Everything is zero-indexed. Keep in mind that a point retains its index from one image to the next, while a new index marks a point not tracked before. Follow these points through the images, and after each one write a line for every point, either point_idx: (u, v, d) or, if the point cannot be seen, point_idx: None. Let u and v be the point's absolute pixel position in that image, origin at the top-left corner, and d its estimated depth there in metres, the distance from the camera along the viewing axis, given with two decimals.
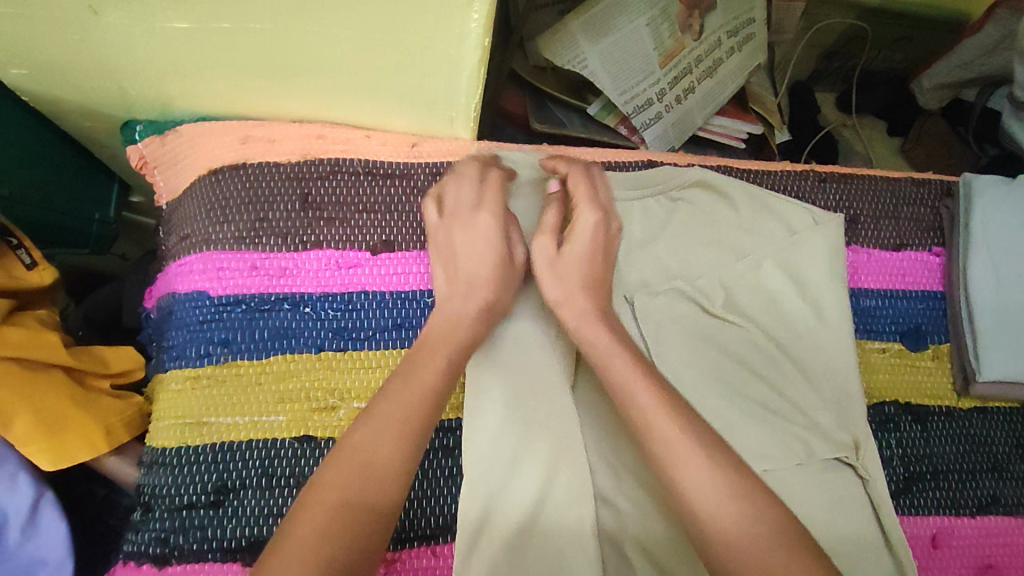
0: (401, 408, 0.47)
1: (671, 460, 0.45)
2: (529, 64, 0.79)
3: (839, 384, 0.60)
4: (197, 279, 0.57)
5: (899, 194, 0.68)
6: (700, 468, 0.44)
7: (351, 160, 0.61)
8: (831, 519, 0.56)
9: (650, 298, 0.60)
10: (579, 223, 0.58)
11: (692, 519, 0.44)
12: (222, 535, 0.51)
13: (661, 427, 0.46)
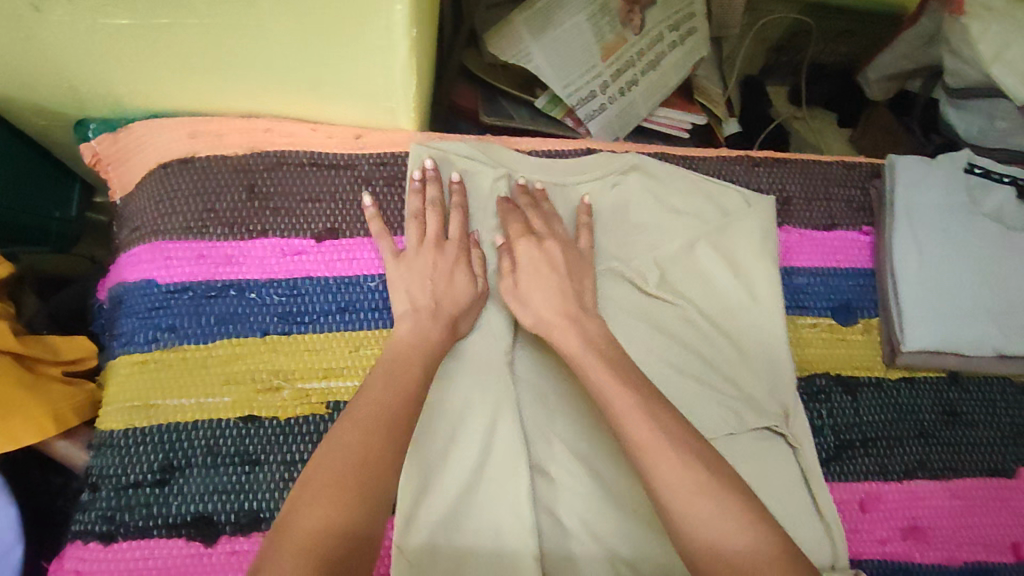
0: (384, 416, 0.46)
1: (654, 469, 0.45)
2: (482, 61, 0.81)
3: (778, 364, 0.62)
4: (146, 268, 0.59)
5: (831, 177, 0.71)
6: (687, 477, 0.44)
7: (296, 152, 0.63)
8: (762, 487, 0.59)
9: None
10: (527, 246, 0.59)
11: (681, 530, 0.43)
12: (168, 512, 0.53)
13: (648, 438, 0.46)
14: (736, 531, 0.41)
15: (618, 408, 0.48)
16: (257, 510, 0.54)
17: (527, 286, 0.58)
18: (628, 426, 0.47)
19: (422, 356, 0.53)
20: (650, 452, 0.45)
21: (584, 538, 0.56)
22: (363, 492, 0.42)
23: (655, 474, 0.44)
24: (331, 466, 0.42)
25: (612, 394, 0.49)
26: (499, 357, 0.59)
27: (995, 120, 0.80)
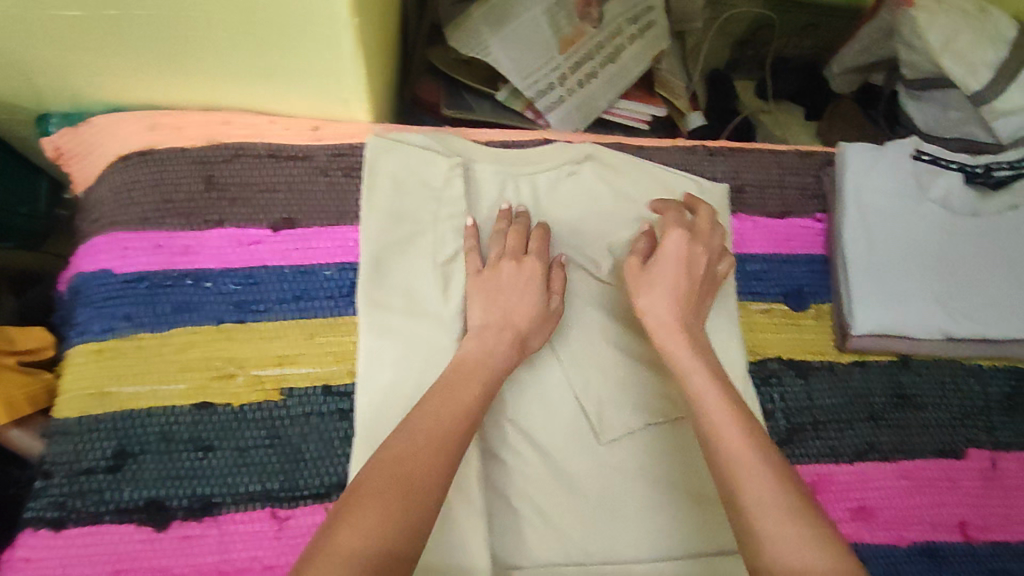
0: (435, 429, 0.46)
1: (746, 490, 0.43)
2: (447, 57, 0.81)
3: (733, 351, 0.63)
4: (103, 259, 0.59)
5: (784, 165, 0.72)
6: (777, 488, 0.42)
7: (254, 143, 0.64)
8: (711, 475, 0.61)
9: None
10: (673, 240, 0.58)
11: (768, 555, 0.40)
12: (120, 498, 0.54)
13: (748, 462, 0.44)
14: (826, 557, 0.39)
15: (717, 416, 0.48)
16: (210, 495, 0.55)
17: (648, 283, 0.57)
18: (727, 444, 0.46)
19: (490, 365, 0.52)
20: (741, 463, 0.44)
21: (534, 519, 0.58)
22: (410, 502, 0.41)
23: (749, 495, 0.43)
24: (392, 475, 0.42)
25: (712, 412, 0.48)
26: (451, 345, 0.58)
27: (949, 110, 0.81)
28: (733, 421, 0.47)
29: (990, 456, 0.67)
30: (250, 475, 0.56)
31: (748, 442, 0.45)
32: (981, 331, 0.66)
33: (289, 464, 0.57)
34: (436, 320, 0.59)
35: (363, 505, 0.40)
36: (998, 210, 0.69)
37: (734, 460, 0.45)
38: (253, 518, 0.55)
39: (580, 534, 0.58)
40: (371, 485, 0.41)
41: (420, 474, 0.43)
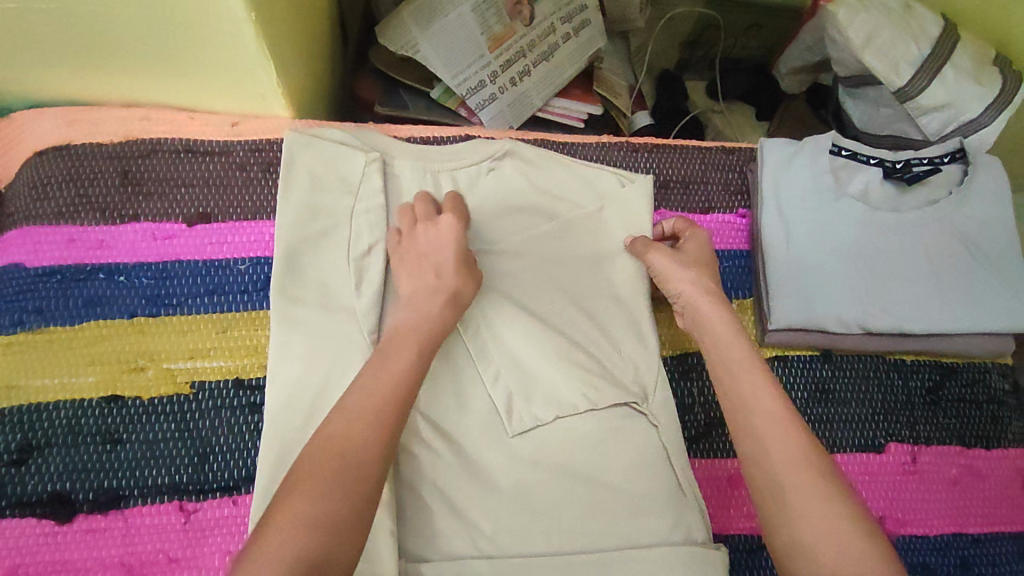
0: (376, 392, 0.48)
1: (778, 467, 0.49)
2: (388, 57, 0.81)
3: (643, 344, 0.66)
4: (15, 253, 0.60)
5: (709, 162, 0.73)
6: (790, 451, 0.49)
7: (172, 139, 0.64)
8: (628, 474, 0.60)
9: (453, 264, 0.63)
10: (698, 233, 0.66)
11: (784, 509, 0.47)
12: (23, 491, 0.54)
13: (772, 440, 0.50)
14: (821, 513, 0.46)
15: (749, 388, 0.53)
16: (116, 488, 0.55)
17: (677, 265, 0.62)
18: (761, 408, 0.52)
19: (423, 330, 0.54)
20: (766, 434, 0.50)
21: (445, 513, 0.58)
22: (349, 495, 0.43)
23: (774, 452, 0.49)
24: (333, 467, 0.44)
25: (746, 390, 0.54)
26: (363, 338, 0.59)
27: (881, 107, 0.83)
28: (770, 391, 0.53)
29: (912, 450, 0.67)
30: (157, 468, 0.56)
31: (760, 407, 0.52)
32: (898, 324, 0.66)
33: (197, 457, 0.57)
34: (349, 316, 0.60)
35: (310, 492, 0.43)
36: (919, 204, 0.70)
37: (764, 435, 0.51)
38: (160, 511, 0.55)
39: (493, 531, 0.58)
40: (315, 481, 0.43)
41: (353, 461, 0.45)
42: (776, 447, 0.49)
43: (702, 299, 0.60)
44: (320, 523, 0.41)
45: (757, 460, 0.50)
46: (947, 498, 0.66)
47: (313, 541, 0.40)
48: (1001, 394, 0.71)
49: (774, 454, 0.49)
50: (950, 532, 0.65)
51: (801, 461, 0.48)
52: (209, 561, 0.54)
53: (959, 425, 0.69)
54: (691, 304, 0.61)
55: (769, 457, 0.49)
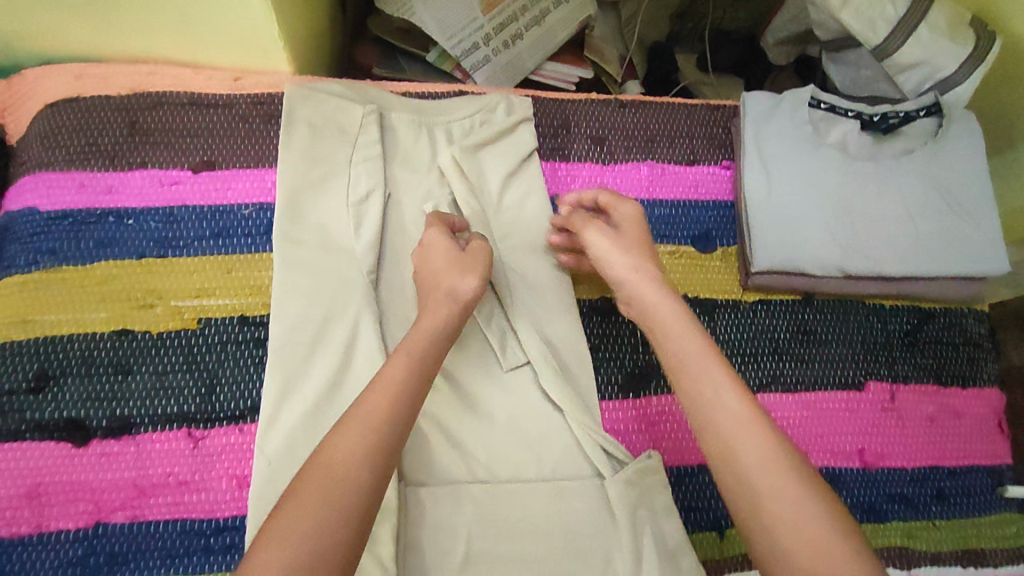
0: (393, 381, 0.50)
1: (753, 477, 0.47)
2: (387, 26, 0.85)
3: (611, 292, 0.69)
4: (30, 198, 0.62)
5: (693, 116, 0.76)
6: (764, 452, 0.47)
7: (176, 93, 0.67)
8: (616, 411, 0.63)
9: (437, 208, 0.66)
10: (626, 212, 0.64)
11: (759, 512, 0.46)
12: (41, 417, 0.57)
13: (754, 453, 0.48)
14: (798, 496, 0.45)
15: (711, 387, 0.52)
16: (128, 416, 0.58)
17: (618, 249, 0.61)
18: (724, 412, 0.50)
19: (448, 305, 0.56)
20: (735, 435, 0.49)
21: (442, 444, 0.60)
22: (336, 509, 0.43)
23: (745, 458, 0.48)
24: (322, 482, 0.44)
25: (708, 390, 0.51)
26: (362, 275, 0.62)
27: (862, 69, 0.85)
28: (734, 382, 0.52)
29: (891, 388, 0.70)
30: (166, 398, 0.59)
31: (738, 399, 0.51)
32: (876, 267, 0.69)
33: (205, 388, 0.59)
34: (348, 256, 0.63)
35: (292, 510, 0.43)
36: (894, 154, 0.72)
37: (750, 451, 0.48)
38: (170, 437, 0.58)
39: (489, 461, 0.61)
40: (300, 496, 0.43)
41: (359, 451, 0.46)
42: (750, 445, 0.48)
43: (647, 285, 0.59)
44: (306, 536, 0.41)
45: (728, 467, 0.48)
46: (925, 434, 0.69)
47: (299, 555, 0.41)
48: (976, 337, 0.74)
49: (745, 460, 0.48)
50: (927, 465, 0.68)
51: (787, 474, 0.46)
52: (217, 483, 0.57)
53: (937, 364, 0.72)
54: (635, 291, 0.59)
55: (742, 457, 0.48)
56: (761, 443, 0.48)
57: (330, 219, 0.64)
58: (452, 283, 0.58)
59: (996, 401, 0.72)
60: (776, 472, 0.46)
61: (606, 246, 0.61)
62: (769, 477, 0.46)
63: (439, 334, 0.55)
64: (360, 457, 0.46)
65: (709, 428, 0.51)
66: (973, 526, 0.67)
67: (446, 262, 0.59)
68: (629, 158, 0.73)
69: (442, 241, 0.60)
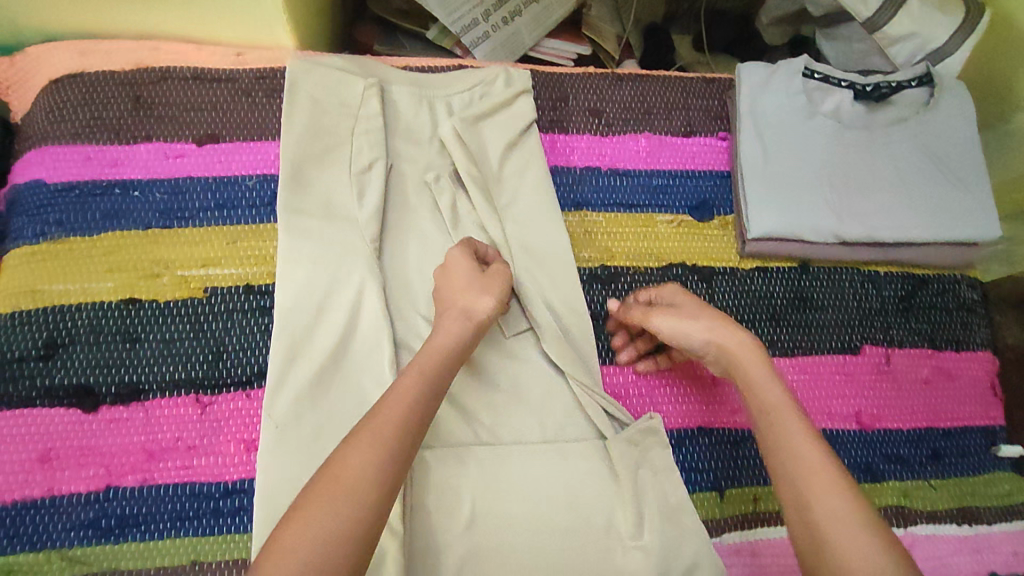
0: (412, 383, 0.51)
1: (827, 529, 0.44)
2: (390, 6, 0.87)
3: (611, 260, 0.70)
4: (36, 170, 0.63)
5: (689, 89, 0.77)
6: (846, 508, 0.45)
7: (180, 68, 0.68)
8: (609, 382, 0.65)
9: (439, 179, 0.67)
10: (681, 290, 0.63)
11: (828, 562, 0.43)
12: (51, 383, 0.57)
13: (829, 505, 0.45)
14: (868, 549, 0.42)
15: (793, 435, 0.50)
16: (137, 383, 0.59)
17: (686, 320, 0.59)
18: (807, 463, 0.48)
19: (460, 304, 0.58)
20: (814, 486, 0.47)
21: (447, 409, 0.62)
22: (342, 531, 0.42)
23: (822, 511, 0.45)
24: (328, 498, 0.43)
25: (788, 437, 0.50)
26: (367, 246, 0.63)
27: (854, 43, 0.87)
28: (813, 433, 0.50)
29: (886, 352, 0.71)
30: (174, 364, 0.59)
31: (819, 452, 0.48)
32: (870, 233, 0.70)
33: (212, 354, 0.60)
34: (352, 227, 0.63)
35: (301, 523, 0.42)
36: (887, 123, 0.73)
37: (812, 489, 0.47)
38: (179, 403, 0.59)
39: (493, 425, 0.62)
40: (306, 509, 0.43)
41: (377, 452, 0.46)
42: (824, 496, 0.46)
43: (726, 332, 0.57)
44: (310, 555, 0.40)
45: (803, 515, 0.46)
46: (920, 397, 0.70)
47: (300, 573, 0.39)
48: (969, 302, 0.75)
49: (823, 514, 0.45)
50: (923, 426, 0.69)
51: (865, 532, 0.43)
52: (225, 448, 0.58)
53: (931, 330, 0.73)
54: (709, 338, 0.58)
55: (816, 507, 0.46)
56: (842, 499, 0.45)
57: (333, 190, 0.65)
58: (466, 301, 0.57)
59: (989, 365, 0.73)
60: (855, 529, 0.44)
61: (671, 325, 0.60)
62: (836, 527, 0.44)
63: (447, 330, 0.55)
64: (369, 472, 0.45)
65: (786, 477, 0.48)
66: (968, 484, 0.69)
67: (465, 282, 0.59)
68: (627, 130, 0.74)
69: (464, 262, 0.60)
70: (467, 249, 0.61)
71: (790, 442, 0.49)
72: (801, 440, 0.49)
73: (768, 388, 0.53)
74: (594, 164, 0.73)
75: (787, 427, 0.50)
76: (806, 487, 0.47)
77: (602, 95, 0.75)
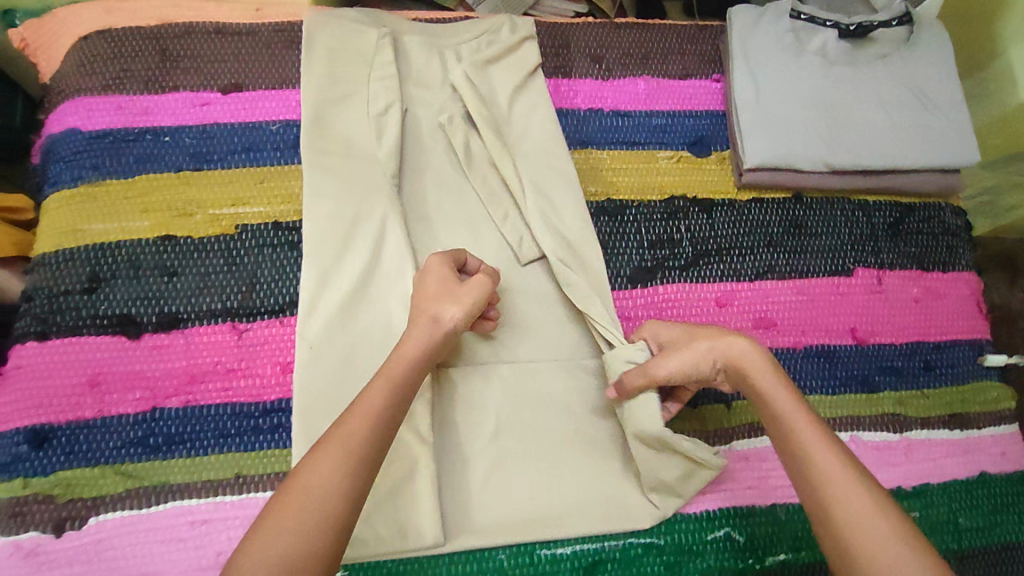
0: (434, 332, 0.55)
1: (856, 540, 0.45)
2: None
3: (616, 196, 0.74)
4: (70, 120, 0.67)
5: (683, 36, 0.81)
6: (869, 517, 0.46)
7: (201, 23, 0.71)
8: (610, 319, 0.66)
9: (450, 122, 0.70)
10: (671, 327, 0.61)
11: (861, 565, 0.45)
12: (96, 314, 0.61)
13: (852, 513, 0.46)
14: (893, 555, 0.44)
15: (805, 439, 0.51)
16: (177, 313, 0.62)
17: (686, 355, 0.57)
18: (821, 468, 0.49)
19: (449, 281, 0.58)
20: (834, 493, 0.47)
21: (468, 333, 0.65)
22: (307, 527, 0.44)
23: (845, 519, 0.46)
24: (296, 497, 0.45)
25: (798, 443, 0.51)
26: (387, 183, 0.67)
27: None
28: (819, 437, 0.50)
29: (878, 274, 0.75)
30: (211, 295, 0.63)
31: (833, 455, 0.49)
32: (859, 161, 0.74)
33: (245, 285, 0.64)
34: (372, 166, 0.67)
35: (267, 529, 0.44)
36: (868, 59, 0.78)
37: (831, 498, 0.47)
38: (216, 330, 0.62)
39: (511, 348, 0.66)
40: (275, 516, 0.45)
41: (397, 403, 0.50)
42: (845, 506, 0.47)
43: (728, 343, 0.57)
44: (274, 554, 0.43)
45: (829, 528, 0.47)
46: (911, 313, 0.75)
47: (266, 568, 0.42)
48: (954, 228, 0.79)
49: (847, 522, 0.46)
50: (914, 340, 0.74)
51: (890, 540, 0.45)
52: (263, 369, 0.62)
53: (919, 253, 0.77)
54: (715, 352, 0.57)
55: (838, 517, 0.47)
56: (859, 504, 0.47)
57: (352, 133, 0.68)
58: (434, 309, 0.57)
59: (973, 284, 0.78)
60: (880, 537, 0.45)
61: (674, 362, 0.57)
62: (863, 532, 0.45)
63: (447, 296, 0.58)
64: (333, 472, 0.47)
65: (806, 486, 0.49)
66: (958, 391, 0.73)
67: (437, 290, 0.58)
68: (626, 75, 0.78)
69: (437, 274, 0.59)
70: (449, 261, 0.60)
71: (802, 447, 0.50)
72: (812, 445, 0.50)
73: (782, 399, 0.53)
74: (596, 107, 0.77)
75: (804, 434, 0.51)
76: (828, 497, 0.48)
77: (601, 43, 0.79)
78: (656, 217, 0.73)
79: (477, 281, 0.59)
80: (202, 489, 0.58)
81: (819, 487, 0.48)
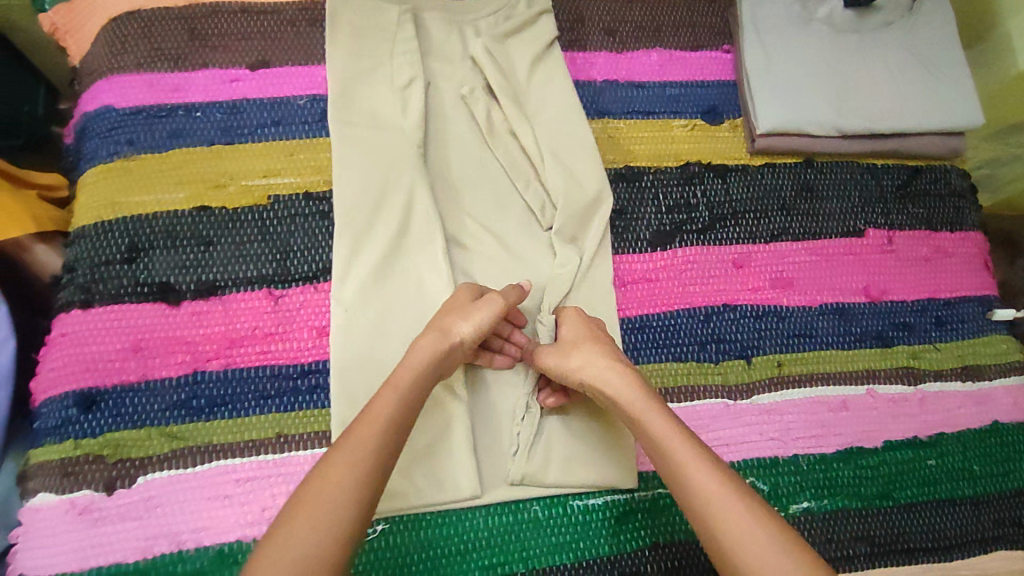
0: None
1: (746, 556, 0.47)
2: None
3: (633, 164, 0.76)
4: (105, 98, 0.69)
5: (694, 9, 0.84)
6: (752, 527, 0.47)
7: (227, 3, 0.73)
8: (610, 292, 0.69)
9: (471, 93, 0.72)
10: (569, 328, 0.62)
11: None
12: (137, 282, 0.63)
13: (733, 528, 0.48)
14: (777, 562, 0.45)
15: (679, 455, 0.52)
16: (214, 281, 0.64)
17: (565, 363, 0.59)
18: (697, 484, 0.50)
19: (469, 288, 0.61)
20: (714, 510, 0.49)
21: None
22: (323, 526, 0.45)
23: (728, 535, 0.48)
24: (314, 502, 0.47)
25: (674, 461, 0.52)
26: (412, 153, 0.69)
27: None
28: (693, 451, 0.52)
29: (888, 234, 0.78)
30: (246, 263, 0.65)
31: (710, 470, 0.51)
32: (867, 125, 0.77)
33: (280, 252, 0.66)
34: (397, 138, 0.69)
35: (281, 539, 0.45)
36: (874, 27, 0.80)
37: (713, 515, 0.49)
38: (253, 296, 0.64)
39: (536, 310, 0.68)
40: (291, 519, 0.46)
41: None
42: (727, 521, 0.48)
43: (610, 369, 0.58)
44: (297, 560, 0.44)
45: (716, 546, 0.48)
46: (921, 271, 0.77)
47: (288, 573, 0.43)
48: (960, 189, 0.82)
49: (729, 537, 0.48)
50: (926, 297, 0.76)
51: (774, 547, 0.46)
52: (300, 333, 0.64)
53: (928, 214, 0.80)
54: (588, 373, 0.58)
55: (722, 535, 0.48)
56: (742, 515, 0.48)
57: (376, 105, 0.70)
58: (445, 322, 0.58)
59: (980, 243, 0.80)
60: (765, 545, 0.46)
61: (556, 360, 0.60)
62: (748, 545, 0.47)
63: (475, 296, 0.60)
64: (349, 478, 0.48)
65: (691, 506, 0.50)
66: (969, 345, 0.76)
67: (458, 304, 0.60)
68: (640, 47, 0.80)
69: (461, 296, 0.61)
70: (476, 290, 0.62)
71: (679, 463, 0.52)
72: (690, 460, 0.51)
73: (656, 422, 0.54)
74: (612, 78, 0.79)
75: (675, 455, 0.52)
76: (710, 515, 0.49)
77: (614, 17, 0.81)
78: (673, 183, 0.76)
79: (490, 300, 0.60)
80: (245, 448, 0.60)
81: (701, 506, 0.49)
